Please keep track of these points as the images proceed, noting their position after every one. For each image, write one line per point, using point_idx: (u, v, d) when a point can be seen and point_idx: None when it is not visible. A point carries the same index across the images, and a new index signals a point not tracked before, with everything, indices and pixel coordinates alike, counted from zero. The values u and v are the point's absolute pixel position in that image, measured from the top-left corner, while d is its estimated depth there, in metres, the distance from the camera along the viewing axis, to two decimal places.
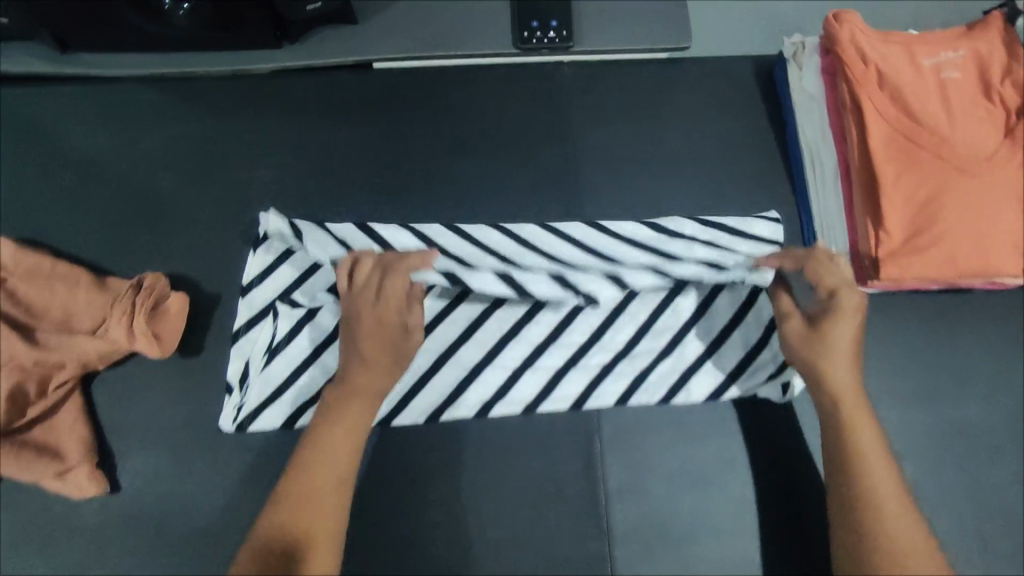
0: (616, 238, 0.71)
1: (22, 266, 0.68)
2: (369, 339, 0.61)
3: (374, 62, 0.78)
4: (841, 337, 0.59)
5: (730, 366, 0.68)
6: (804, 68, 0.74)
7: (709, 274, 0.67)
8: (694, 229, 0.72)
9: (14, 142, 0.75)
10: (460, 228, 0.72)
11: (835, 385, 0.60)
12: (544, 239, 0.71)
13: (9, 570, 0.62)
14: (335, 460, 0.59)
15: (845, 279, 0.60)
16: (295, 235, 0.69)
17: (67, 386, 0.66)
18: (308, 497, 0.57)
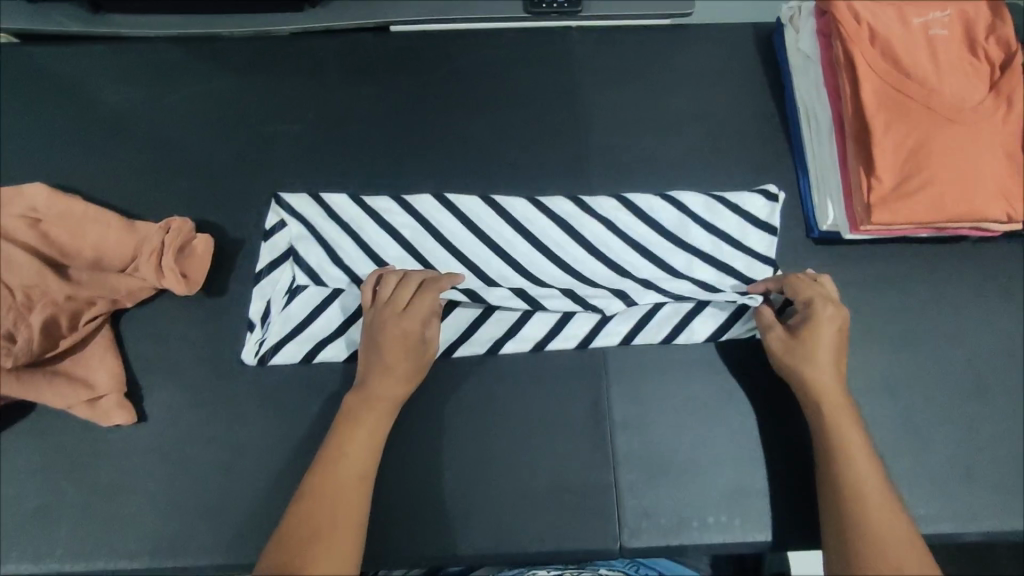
0: (628, 215, 0.75)
1: (55, 208, 0.70)
2: (390, 347, 0.64)
3: (392, 24, 0.82)
4: (824, 346, 0.65)
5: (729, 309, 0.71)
6: (801, 30, 0.79)
7: (706, 294, 0.71)
8: (697, 204, 0.76)
9: (44, 94, 0.78)
10: (448, 199, 0.75)
11: (821, 392, 0.64)
12: (556, 238, 0.74)
13: (41, 491, 0.65)
14: (354, 460, 0.60)
15: (822, 295, 0.67)
16: (321, 206, 0.74)
17: (96, 322, 0.69)
18: (330, 481, 0.59)
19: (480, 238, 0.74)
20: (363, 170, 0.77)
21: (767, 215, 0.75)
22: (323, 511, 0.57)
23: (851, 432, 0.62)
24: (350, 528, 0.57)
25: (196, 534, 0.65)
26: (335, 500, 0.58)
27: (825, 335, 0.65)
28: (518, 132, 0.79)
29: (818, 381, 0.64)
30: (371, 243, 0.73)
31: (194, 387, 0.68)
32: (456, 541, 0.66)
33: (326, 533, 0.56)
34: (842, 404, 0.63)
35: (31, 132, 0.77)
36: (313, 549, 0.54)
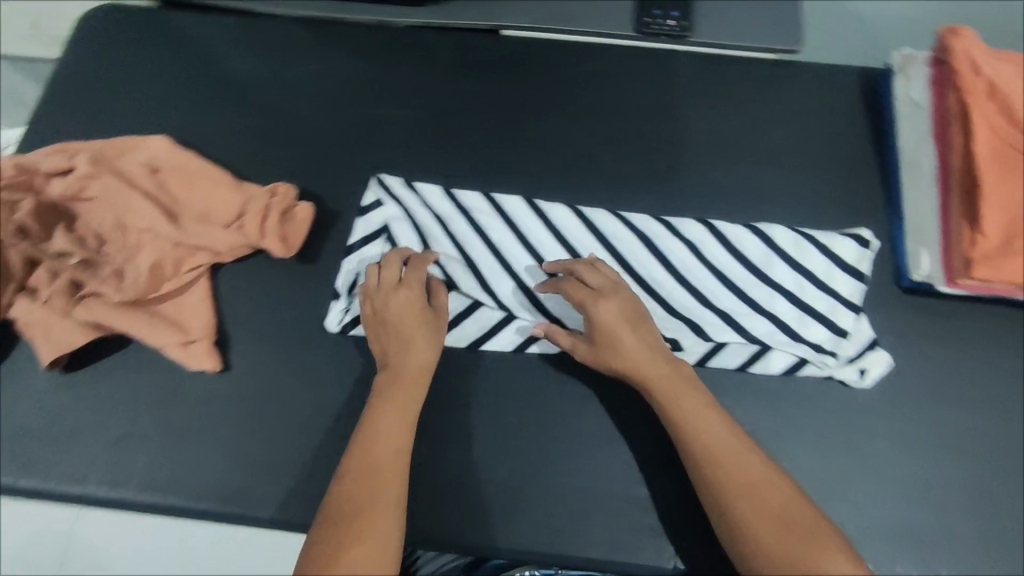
0: (714, 241, 0.74)
1: (173, 160, 0.75)
2: (399, 322, 0.66)
3: (505, 29, 0.85)
4: (624, 334, 0.65)
5: (806, 343, 0.71)
6: (913, 78, 0.79)
7: (783, 340, 0.70)
8: (785, 237, 0.74)
9: (177, 56, 0.84)
10: (538, 205, 0.75)
11: (664, 391, 0.63)
12: (636, 253, 0.73)
13: (123, 422, 0.68)
14: (390, 435, 0.61)
15: (603, 287, 0.67)
16: (412, 192, 0.76)
17: (196, 272, 0.72)
18: (369, 459, 0.59)
19: (564, 244, 0.74)
20: (459, 162, 0.79)
21: (858, 259, 0.73)
22: (364, 488, 0.57)
23: (697, 423, 0.61)
24: (392, 505, 0.57)
25: (259, 487, 0.66)
26: (375, 477, 0.58)
27: (619, 325, 0.65)
28: (613, 145, 0.80)
29: (638, 373, 0.64)
30: (458, 234, 0.74)
31: (276, 345, 0.71)
32: (507, 534, 0.65)
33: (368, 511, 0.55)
34: (677, 393, 0.62)
35: (160, 89, 0.82)
36: (359, 522, 0.54)
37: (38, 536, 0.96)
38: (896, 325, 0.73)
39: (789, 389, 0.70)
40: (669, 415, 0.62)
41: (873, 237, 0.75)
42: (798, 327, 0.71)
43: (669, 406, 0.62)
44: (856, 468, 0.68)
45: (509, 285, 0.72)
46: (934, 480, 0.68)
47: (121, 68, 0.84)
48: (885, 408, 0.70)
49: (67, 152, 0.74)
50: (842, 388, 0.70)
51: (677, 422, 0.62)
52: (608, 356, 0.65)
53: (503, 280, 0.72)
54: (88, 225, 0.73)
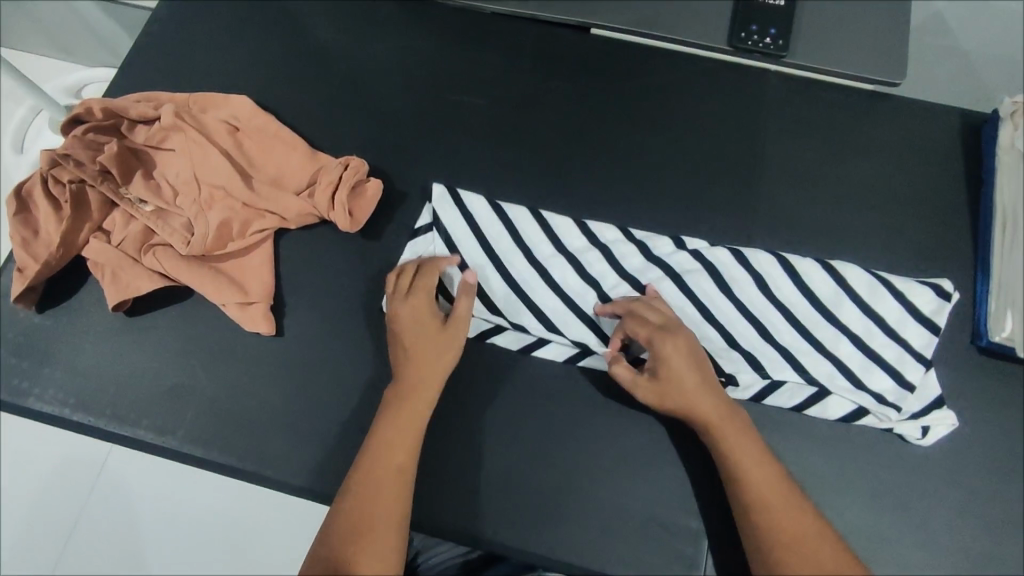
0: (783, 273, 0.71)
1: (253, 123, 0.76)
2: (409, 332, 0.66)
3: (593, 27, 0.83)
4: (686, 374, 0.63)
5: (869, 393, 0.67)
6: (1020, 128, 0.74)
7: (844, 385, 0.67)
8: (859, 279, 0.71)
9: (267, 20, 0.85)
10: (588, 227, 0.73)
11: (724, 438, 0.61)
12: (699, 276, 0.71)
13: (176, 371, 0.70)
14: (394, 452, 0.62)
15: (664, 323, 0.65)
16: (457, 203, 0.73)
17: (262, 235, 0.73)
18: (371, 482, 0.61)
19: (617, 267, 0.71)
20: (532, 159, 0.77)
21: (936, 311, 0.69)
22: (367, 505, 0.60)
23: (754, 469, 0.60)
24: (391, 527, 0.60)
25: (298, 454, 0.67)
26: (377, 495, 0.60)
27: (682, 365, 0.63)
28: (691, 161, 0.77)
29: (698, 414, 0.62)
30: (504, 257, 0.72)
31: (331, 317, 0.71)
32: (535, 539, 0.64)
33: (368, 530, 0.59)
34: (735, 435, 0.61)
35: (248, 50, 0.83)
36: (355, 551, 0.59)
37: (80, 461, 1.06)
38: (968, 386, 0.69)
39: (845, 436, 0.68)
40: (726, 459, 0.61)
41: (954, 294, 0.71)
42: (861, 375, 0.68)
43: (727, 450, 0.61)
44: (904, 527, 0.65)
45: (569, 314, 0.70)
46: (990, 554, 0.64)
47: (213, 24, 0.85)
48: (944, 470, 0.67)
49: (153, 101, 0.76)
50: (900, 444, 0.67)
51: (733, 467, 0.61)
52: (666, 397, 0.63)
53: (564, 311, 0.70)
54: (164, 175, 0.74)
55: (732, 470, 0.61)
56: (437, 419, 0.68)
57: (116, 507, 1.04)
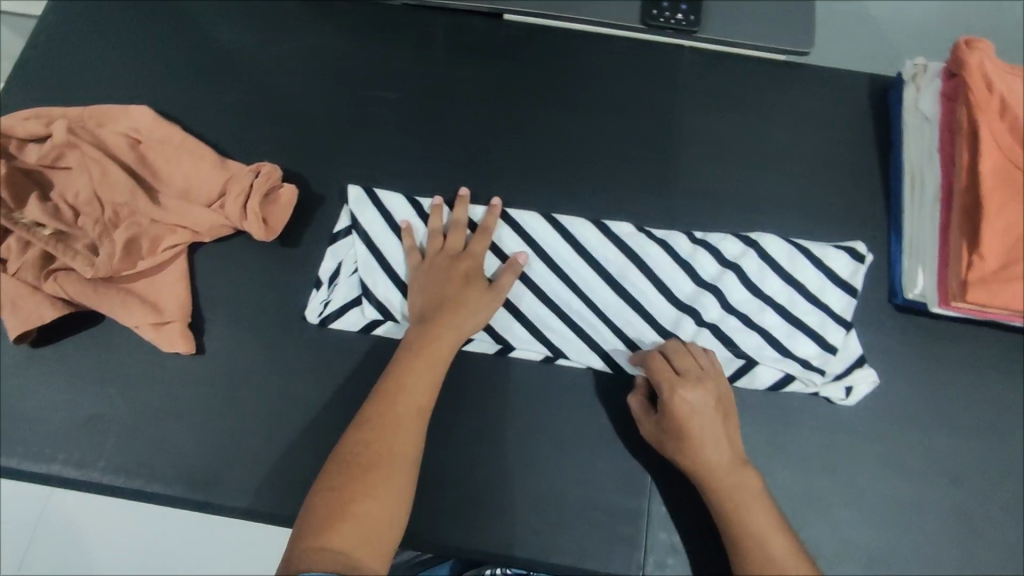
0: (701, 248, 0.72)
1: (154, 133, 0.73)
2: (451, 282, 0.67)
3: (506, 13, 0.81)
4: (706, 433, 0.61)
5: (795, 360, 0.69)
6: (922, 90, 0.76)
7: (771, 355, 0.69)
8: (778, 248, 0.72)
9: (164, 24, 0.80)
10: (510, 216, 0.72)
11: (738, 503, 0.60)
12: (620, 261, 0.71)
13: (94, 400, 0.67)
14: (418, 389, 0.61)
15: (691, 376, 0.63)
16: (375, 202, 0.72)
17: (174, 250, 0.69)
18: (388, 419, 0.59)
19: (540, 255, 0.71)
20: (452, 152, 0.76)
21: (851, 272, 0.71)
22: (382, 444, 0.58)
23: (757, 523, 0.59)
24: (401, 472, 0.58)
25: (229, 472, 0.65)
26: (397, 427, 0.59)
27: (705, 419, 0.61)
28: (613, 142, 0.77)
29: (711, 470, 0.61)
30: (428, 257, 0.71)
31: (254, 330, 0.69)
32: (478, 534, 0.64)
33: (383, 462, 0.58)
34: (749, 498, 0.60)
35: (146, 57, 0.79)
36: (357, 494, 0.56)
37: None
38: (888, 344, 0.72)
39: (774, 403, 0.69)
40: (723, 513, 0.60)
41: (868, 256, 0.73)
42: (787, 342, 0.69)
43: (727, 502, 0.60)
44: (833, 485, 0.67)
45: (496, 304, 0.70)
46: (914, 502, 0.67)
47: (106, 32, 0.80)
48: (867, 426, 0.69)
49: (44, 117, 0.72)
50: (826, 405, 0.69)
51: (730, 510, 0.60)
52: (676, 448, 0.62)
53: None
54: (63, 195, 0.70)
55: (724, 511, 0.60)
56: None
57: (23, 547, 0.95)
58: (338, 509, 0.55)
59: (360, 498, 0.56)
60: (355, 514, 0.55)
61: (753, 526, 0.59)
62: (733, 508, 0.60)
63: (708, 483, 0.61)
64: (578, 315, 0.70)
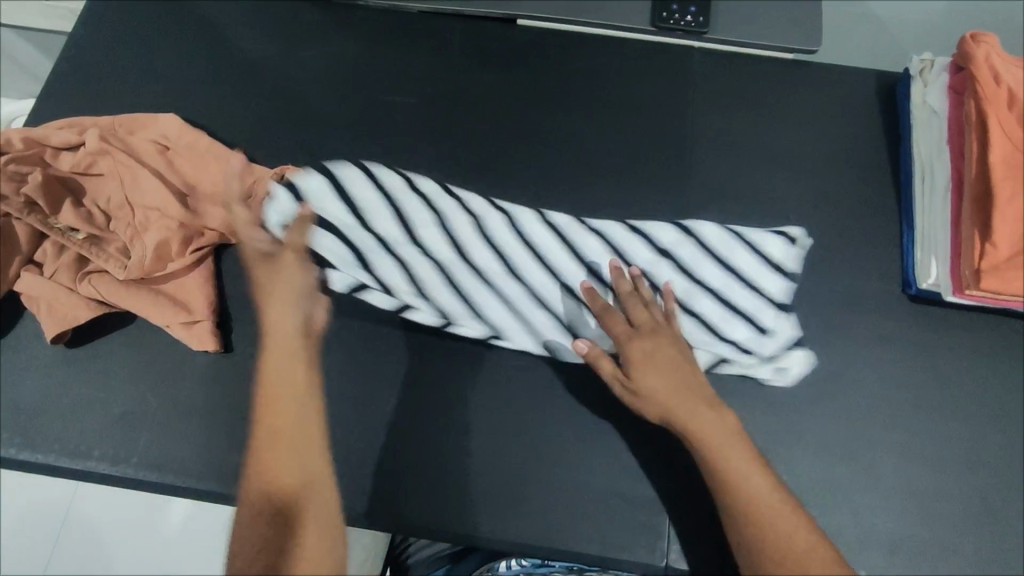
0: (632, 235, 0.73)
1: (182, 140, 0.75)
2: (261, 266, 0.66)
3: (519, 18, 0.83)
4: (668, 375, 0.63)
5: (730, 342, 0.70)
6: (930, 84, 0.78)
7: (713, 340, 0.70)
8: (708, 234, 0.73)
9: (189, 37, 0.83)
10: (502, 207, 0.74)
11: (722, 453, 0.59)
12: (598, 250, 0.72)
13: (126, 397, 0.69)
14: (296, 401, 0.60)
15: (641, 324, 0.66)
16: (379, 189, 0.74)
17: (202, 252, 0.72)
18: (277, 441, 0.58)
19: (492, 244, 0.73)
20: (469, 152, 0.78)
21: (789, 262, 0.72)
22: (275, 469, 0.57)
23: (749, 486, 0.58)
24: (312, 487, 0.57)
25: None
26: (289, 415, 0.59)
27: (663, 361, 0.64)
28: (625, 141, 0.79)
29: (686, 417, 0.61)
30: (426, 246, 0.72)
31: None
32: (501, 524, 0.65)
33: (291, 451, 0.58)
34: (726, 441, 0.60)
35: (172, 67, 0.82)
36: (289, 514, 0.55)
37: None
38: (903, 333, 0.73)
39: (792, 392, 0.70)
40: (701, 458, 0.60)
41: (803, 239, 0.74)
42: (721, 325, 0.71)
43: (716, 471, 0.59)
44: (851, 473, 0.68)
45: (474, 292, 0.71)
46: (932, 489, 0.68)
47: (134, 45, 0.83)
48: (883, 414, 0.70)
49: (77, 127, 0.75)
50: (842, 394, 0.70)
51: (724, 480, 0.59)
52: (647, 397, 0.63)
53: (484, 293, 0.71)
54: (95, 200, 0.73)
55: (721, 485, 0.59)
56: (398, 417, 0.68)
57: (36, 556, 0.96)
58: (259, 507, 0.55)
59: (287, 491, 0.56)
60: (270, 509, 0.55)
61: (735, 465, 0.59)
62: (719, 457, 0.59)
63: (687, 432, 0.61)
64: (567, 308, 0.71)
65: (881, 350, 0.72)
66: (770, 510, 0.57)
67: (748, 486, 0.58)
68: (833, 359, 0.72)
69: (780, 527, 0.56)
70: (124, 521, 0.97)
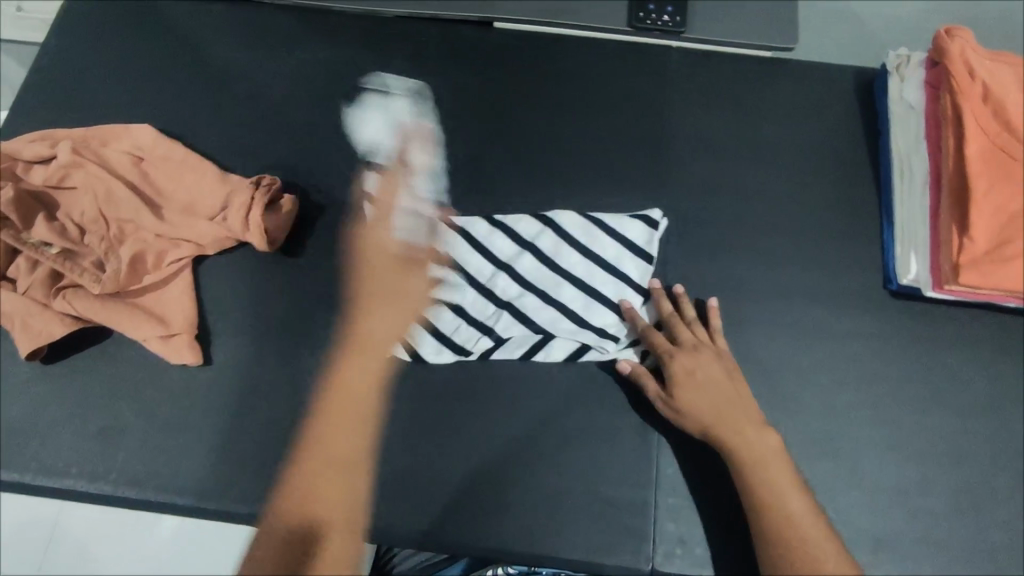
0: (508, 232, 0.73)
1: (157, 151, 0.74)
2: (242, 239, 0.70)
3: (496, 21, 0.83)
4: (714, 393, 0.64)
5: (591, 329, 0.70)
6: (907, 80, 0.78)
7: (569, 326, 0.70)
8: (575, 226, 0.73)
9: (162, 46, 0.82)
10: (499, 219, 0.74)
11: (766, 473, 0.61)
12: (557, 246, 0.73)
13: (105, 413, 0.68)
14: (350, 443, 0.62)
15: (688, 341, 0.67)
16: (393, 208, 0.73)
17: (178, 265, 0.71)
18: (303, 470, 0.61)
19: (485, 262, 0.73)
20: (448, 157, 0.78)
21: (646, 242, 0.73)
22: (307, 497, 0.59)
23: (792, 507, 0.59)
24: (344, 526, 0.59)
25: (239, 480, 0.66)
26: (330, 450, 0.61)
27: (708, 380, 0.65)
28: (604, 142, 0.79)
29: (733, 437, 0.62)
30: (429, 266, 0.72)
31: (261, 339, 0.70)
32: (486, 532, 0.65)
33: (331, 486, 0.60)
34: (769, 460, 0.61)
35: (147, 77, 0.81)
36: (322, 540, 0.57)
37: None
38: (885, 329, 0.73)
39: (776, 390, 0.70)
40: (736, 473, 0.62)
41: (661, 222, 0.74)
42: (585, 313, 0.71)
43: (760, 490, 0.60)
44: (836, 471, 0.68)
45: (445, 309, 0.71)
46: (916, 484, 0.68)
47: (107, 55, 0.82)
48: (866, 411, 0.70)
49: (49, 140, 0.74)
50: (825, 391, 0.70)
51: (765, 498, 0.60)
52: (694, 416, 0.64)
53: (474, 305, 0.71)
54: (69, 214, 0.71)
55: (758, 503, 0.60)
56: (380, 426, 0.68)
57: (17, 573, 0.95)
58: (284, 520, 0.58)
59: (310, 517, 0.58)
60: (312, 522, 0.58)
61: (775, 484, 0.60)
62: (763, 476, 0.61)
63: (733, 451, 0.62)
64: (542, 311, 0.71)
65: (864, 346, 0.72)
66: (806, 531, 0.58)
67: (784, 504, 0.59)
68: (816, 356, 0.72)
69: (811, 549, 0.57)
70: (108, 536, 0.96)
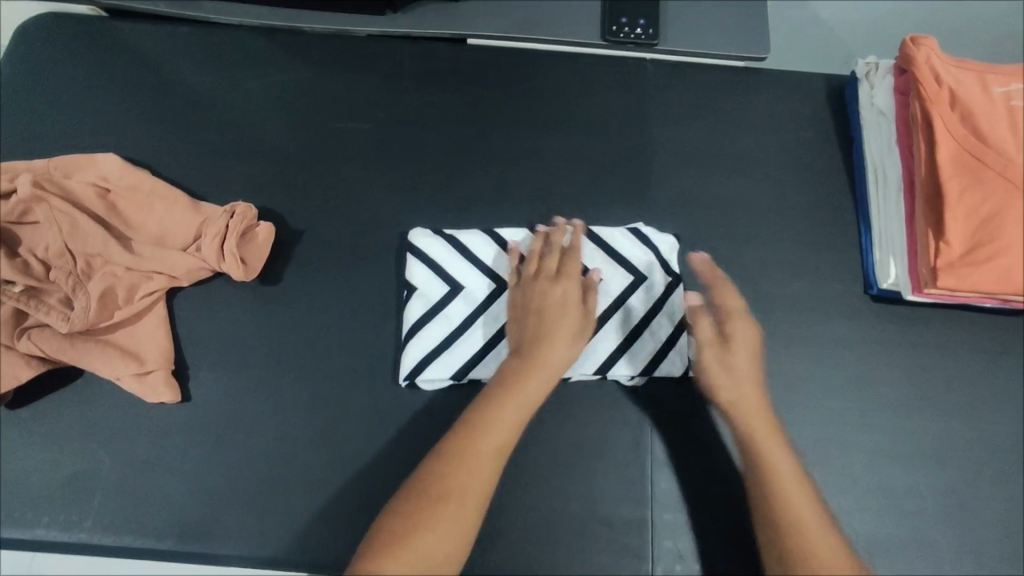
0: (500, 247, 0.72)
1: (125, 181, 0.71)
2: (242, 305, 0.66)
3: (470, 37, 0.83)
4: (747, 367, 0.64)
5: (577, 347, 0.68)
6: (877, 86, 0.79)
7: None
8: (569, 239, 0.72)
9: (125, 70, 0.80)
10: (498, 234, 0.72)
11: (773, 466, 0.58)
12: None
13: (80, 456, 0.65)
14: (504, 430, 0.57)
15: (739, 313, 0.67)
16: (438, 251, 0.71)
17: (152, 298, 0.68)
18: (467, 462, 0.54)
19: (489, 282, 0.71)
20: (427, 177, 0.76)
21: (642, 261, 0.72)
22: (450, 483, 0.53)
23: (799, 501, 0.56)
24: (466, 511, 0.52)
25: (224, 519, 0.64)
26: (491, 441, 0.56)
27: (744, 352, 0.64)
28: (585, 156, 0.79)
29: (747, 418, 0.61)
30: (433, 293, 0.70)
31: (242, 371, 0.68)
32: (482, 558, 0.64)
33: (467, 467, 0.54)
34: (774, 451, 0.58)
35: (111, 105, 0.78)
36: (426, 529, 0.50)
37: None
38: (869, 333, 0.74)
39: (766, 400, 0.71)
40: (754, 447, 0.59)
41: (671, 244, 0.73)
42: None
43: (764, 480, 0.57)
44: (828, 477, 0.68)
45: (447, 339, 0.68)
46: (904, 486, 0.69)
47: (67, 81, 0.79)
48: (854, 416, 0.71)
49: (8, 172, 0.70)
50: (814, 398, 0.71)
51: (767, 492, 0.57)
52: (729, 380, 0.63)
53: (457, 323, 0.69)
54: (32, 249, 0.68)
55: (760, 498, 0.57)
56: (368, 457, 0.66)
57: None
58: (457, 508, 0.52)
59: (431, 499, 0.52)
60: (452, 512, 0.51)
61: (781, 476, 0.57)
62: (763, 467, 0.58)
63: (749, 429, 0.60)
64: None
65: (849, 351, 0.73)
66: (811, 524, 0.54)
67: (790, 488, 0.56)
68: (803, 364, 0.72)
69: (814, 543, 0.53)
70: None
